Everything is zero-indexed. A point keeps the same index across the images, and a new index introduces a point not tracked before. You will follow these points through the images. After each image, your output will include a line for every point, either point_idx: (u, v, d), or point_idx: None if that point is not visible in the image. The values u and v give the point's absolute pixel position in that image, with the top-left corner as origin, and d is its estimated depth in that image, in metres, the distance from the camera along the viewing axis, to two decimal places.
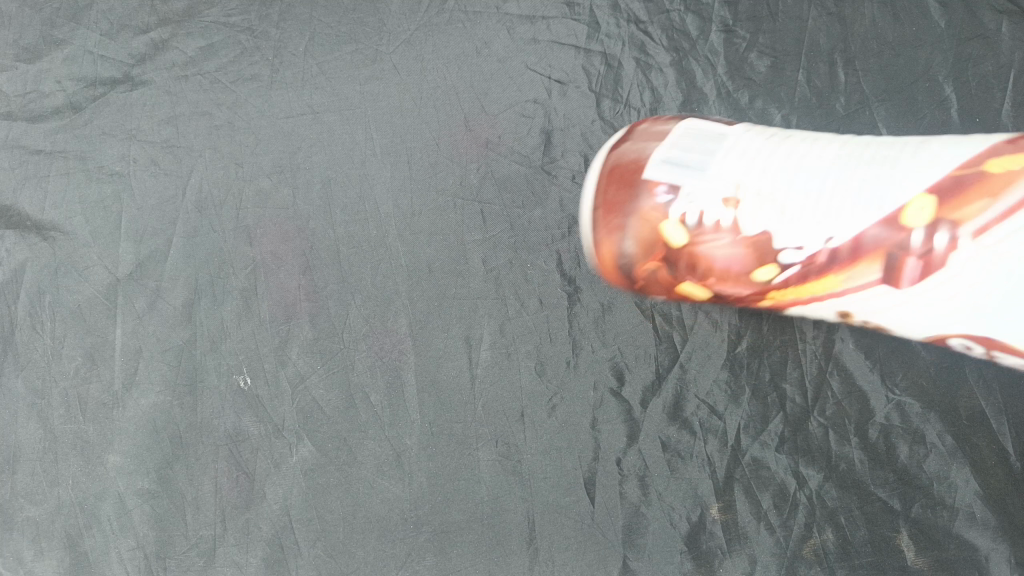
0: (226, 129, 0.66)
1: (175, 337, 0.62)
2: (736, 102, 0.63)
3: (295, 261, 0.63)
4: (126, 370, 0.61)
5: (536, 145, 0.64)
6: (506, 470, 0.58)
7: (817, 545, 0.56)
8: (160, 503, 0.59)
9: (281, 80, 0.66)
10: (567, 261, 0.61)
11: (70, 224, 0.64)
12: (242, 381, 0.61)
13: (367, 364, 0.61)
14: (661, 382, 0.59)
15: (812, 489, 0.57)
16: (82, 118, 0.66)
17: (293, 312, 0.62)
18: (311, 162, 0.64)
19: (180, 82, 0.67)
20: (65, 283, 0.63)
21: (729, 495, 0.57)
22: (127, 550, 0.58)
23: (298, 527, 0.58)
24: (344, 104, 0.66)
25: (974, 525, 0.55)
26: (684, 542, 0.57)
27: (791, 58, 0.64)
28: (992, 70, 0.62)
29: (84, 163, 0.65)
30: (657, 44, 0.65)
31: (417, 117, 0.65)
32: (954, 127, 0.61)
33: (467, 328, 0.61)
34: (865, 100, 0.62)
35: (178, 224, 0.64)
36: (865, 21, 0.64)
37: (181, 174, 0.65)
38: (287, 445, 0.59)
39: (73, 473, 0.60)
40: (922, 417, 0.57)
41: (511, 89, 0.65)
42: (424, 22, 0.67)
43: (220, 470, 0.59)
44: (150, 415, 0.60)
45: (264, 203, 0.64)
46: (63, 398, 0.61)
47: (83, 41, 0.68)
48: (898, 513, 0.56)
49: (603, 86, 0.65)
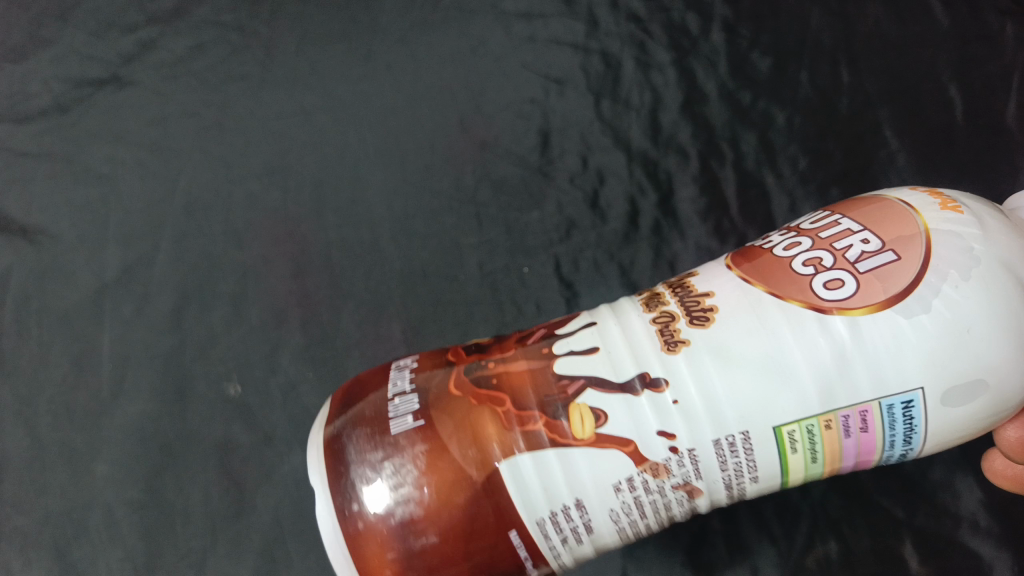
0: (215, 130, 0.64)
1: (164, 343, 0.60)
2: (738, 102, 0.62)
3: (286, 265, 0.61)
4: (114, 377, 0.60)
5: (534, 146, 0.62)
6: None
7: (820, 556, 0.55)
8: (149, 513, 0.57)
9: (272, 79, 0.65)
10: (566, 265, 0.59)
11: (59, 227, 0.63)
12: (233, 389, 0.59)
13: (359, 371, 0.58)
14: None
15: (815, 498, 0.56)
16: (69, 119, 0.65)
17: (285, 318, 0.60)
18: (302, 163, 0.63)
19: (168, 82, 0.65)
20: (51, 287, 0.61)
21: (731, 505, 0.56)
22: (114, 562, 0.56)
23: (289, 538, 0.56)
24: (335, 103, 0.64)
25: (977, 534, 0.54)
26: (686, 553, 0.55)
27: (792, 59, 0.63)
28: (996, 71, 0.60)
29: (71, 164, 0.64)
30: (657, 42, 0.64)
31: (411, 118, 0.64)
32: (958, 127, 0.59)
33: (463, 335, 0.58)
34: (869, 101, 0.61)
35: (167, 227, 0.62)
36: (869, 21, 0.63)
37: (170, 176, 0.63)
38: (277, 454, 0.58)
39: (59, 483, 0.58)
40: None
41: (507, 88, 0.64)
42: (418, 21, 0.66)
43: (211, 480, 0.58)
44: (140, 422, 0.59)
45: (254, 206, 0.63)
46: (50, 405, 0.59)
47: (70, 41, 0.66)
48: (901, 523, 0.55)
49: (602, 86, 0.63)
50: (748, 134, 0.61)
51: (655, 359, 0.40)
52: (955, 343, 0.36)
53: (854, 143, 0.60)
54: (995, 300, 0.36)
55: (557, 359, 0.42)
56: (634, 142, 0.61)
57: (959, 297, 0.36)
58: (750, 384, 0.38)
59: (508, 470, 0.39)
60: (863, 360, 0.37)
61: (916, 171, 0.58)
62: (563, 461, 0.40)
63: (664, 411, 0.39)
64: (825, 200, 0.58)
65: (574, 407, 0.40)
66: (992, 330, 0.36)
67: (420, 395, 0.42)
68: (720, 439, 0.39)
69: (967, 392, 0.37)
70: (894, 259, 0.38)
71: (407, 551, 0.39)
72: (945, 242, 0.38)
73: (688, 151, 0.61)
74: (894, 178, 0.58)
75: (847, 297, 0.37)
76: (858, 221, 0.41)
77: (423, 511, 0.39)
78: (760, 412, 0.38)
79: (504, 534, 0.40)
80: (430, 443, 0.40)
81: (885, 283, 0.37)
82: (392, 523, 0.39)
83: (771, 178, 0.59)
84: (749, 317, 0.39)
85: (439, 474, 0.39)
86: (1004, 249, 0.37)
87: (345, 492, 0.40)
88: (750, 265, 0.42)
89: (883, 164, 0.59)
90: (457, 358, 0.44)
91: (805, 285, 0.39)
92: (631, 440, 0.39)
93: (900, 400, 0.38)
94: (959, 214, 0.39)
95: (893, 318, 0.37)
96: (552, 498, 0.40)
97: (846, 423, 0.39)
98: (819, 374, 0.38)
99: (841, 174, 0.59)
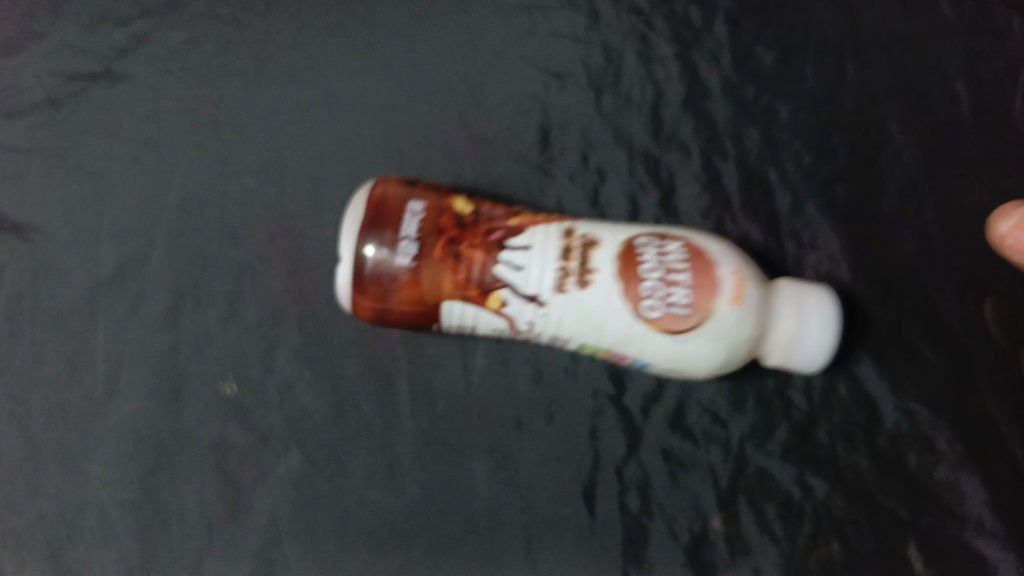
0: (210, 126, 0.63)
1: (159, 341, 0.59)
2: (741, 97, 0.62)
3: (282, 263, 0.60)
4: (108, 376, 0.59)
5: (533, 142, 0.62)
6: (503, 480, 0.57)
7: (823, 557, 0.55)
8: (145, 514, 0.57)
9: (267, 74, 0.64)
10: None
11: (51, 224, 0.62)
12: (228, 388, 0.58)
13: (357, 371, 0.59)
14: (662, 390, 0.58)
15: (818, 499, 0.56)
16: (62, 114, 0.64)
17: (281, 317, 0.60)
18: (298, 160, 0.62)
19: (163, 76, 0.64)
20: (44, 285, 0.60)
21: (733, 506, 0.56)
22: (107, 564, 0.56)
23: (285, 539, 0.55)
24: (332, 99, 0.63)
25: (983, 535, 0.54)
26: (686, 555, 0.55)
27: (797, 53, 0.62)
28: (1002, 66, 0.61)
29: (65, 160, 0.63)
30: (659, 36, 0.63)
31: (409, 114, 0.63)
32: (965, 124, 0.60)
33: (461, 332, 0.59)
34: (875, 96, 0.61)
35: (162, 223, 0.61)
36: (874, 14, 0.63)
37: (165, 172, 0.62)
38: (273, 454, 0.57)
39: (53, 483, 0.57)
40: (932, 425, 0.57)
41: (507, 83, 0.63)
42: (416, 14, 0.64)
43: (206, 480, 0.57)
44: (134, 422, 0.58)
45: (250, 203, 0.62)
46: (43, 405, 0.58)
47: (65, 35, 0.65)
48: (906, 524, 0.55)
49: (603, 80, 0.62)
50: (752, 130, 0.61)
51: (547, 290, 0.49)
52: (679, 363, 0.49)
53: (858, 140, 0.61)
54: (716, 359, 0.48)
55: (498, 262, 0.50)
56: (636, 137, 0.61)
57: (699, 351, 0.48)
58: (561, 330, 0.50)
59: (446, 310, 0.51)
60: (619, 347, 0.50)
61: (921, 168, 0.60)
62: (474, 314, 0.51)
63: (531, 316, 0.50)
64: (829, 197, 0.60)
65: (492, 294, 0.50)
66: (703, 373, 0.49)
67: (419, 241, 0.49)
68: (553, 337, 0.51)
69: (677, 376, 0.51)
70: (685, 310, 0.47)
71: (382, 301, 0.50)
72: (717, 321, 0.47)
73: (690, 148, 0.61)
74: (900, 176, 0.60)
75: (649, 317, 0.47)
76: (694, 267, 0.48)
77: (394, 304, 0.50)
78: (574, 338, 0.51)
79: (426, 325, 0.53)
80: (416, 270, 0.49)
81: (671, 322, 0.47)
82: (376, 299, 0.50)
83: (774, 175, 0.60)
84: (599, 296, 0.49)
85: (410, 290, 0.49)
86: (744, 341, 0.48)
87: (359, 265, 0.49)
88: (626, 258, 0.49)
89: (888, 162, 0.60)
90: (454, 224, 0.51)
91: (634, 300, 0.48)
92: (506, 320, 0.51)
93: (640, 362, 0.51)
94: (741, 307, 0.47)
95: (654, 342, 0.48)
96: (463, 322, 0.52)
97: (615, 355, 0.51)
98: (601, 334, 0.50)
99: (845, 171, 0.60)
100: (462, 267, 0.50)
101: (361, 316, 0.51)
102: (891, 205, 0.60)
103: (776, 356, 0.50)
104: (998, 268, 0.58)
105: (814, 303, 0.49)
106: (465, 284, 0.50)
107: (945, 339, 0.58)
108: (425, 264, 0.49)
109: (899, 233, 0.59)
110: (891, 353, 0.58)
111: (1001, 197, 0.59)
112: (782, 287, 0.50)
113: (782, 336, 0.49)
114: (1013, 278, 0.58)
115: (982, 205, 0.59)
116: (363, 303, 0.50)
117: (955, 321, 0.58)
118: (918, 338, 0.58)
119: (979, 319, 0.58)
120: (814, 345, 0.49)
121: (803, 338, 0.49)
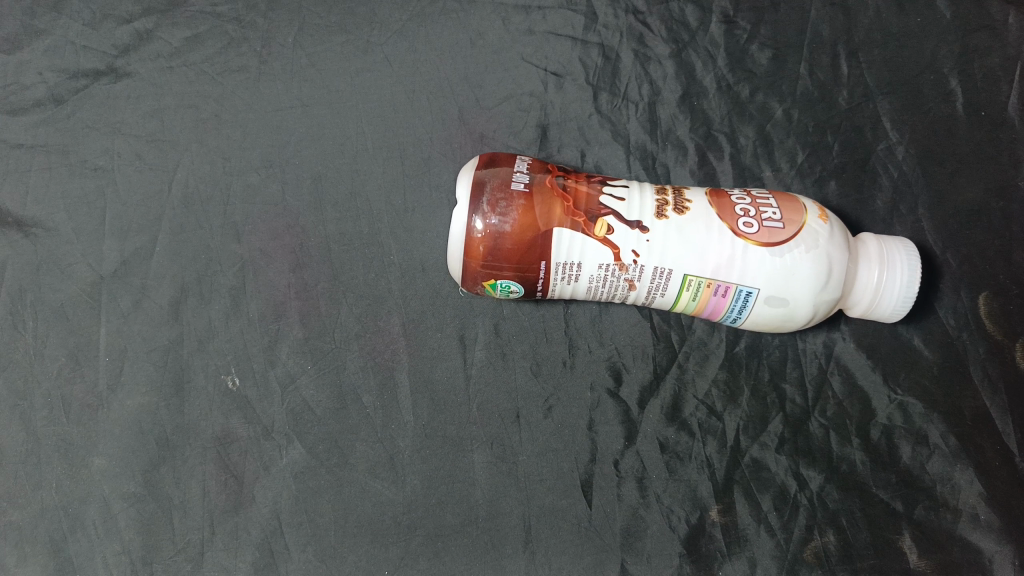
0: (213, 123, 0.64)
1: (162, 336, 0.60)
2: (736, 95, 0.63)
3: (284, 258, 0.61)
4: (111, 371, 0.59)
5: (532, 140, 0.63)
6: (502, 472, 0.58)
7: (818, 548, 0.56)
8: (147, 507, 0.57)
9: (270, 72, 0.64)
10: None
11: (54, 220, 0.62)
12: (230, 382, 0.59)
13: (358, 365, 0.59)
14: (659, 382, 0.59)
15: (812, 490, 0.57)
16: (65, 110, 0.64)
17: (283, 312, 0.60)
18: (300, 157, 0.63)
19: (166, 74, 0.64)
20: (47, 281, 0.61)
21: (728, 498, 0.57)
22: (112, 555, 0.57)
23: (288, 531, 0.57)
24: (334, 97, 0.64)
25: (977, 527, 0.56)
26: (683, 545, 0.56)
27: (792, 51, 0.63)
28: (999, 62, 0.61)
29: (66, 156, 0.63)
30: (657, 35, 0.64)
31: (409, 111, 0.64)
32: (959, 120, 0.61)
33: (461, 327, 0.60)
34: (869, 93, 0.62)
35: (164, 220, 0.62)
36: (870, 12, 0.63)
37: (167, 169, 0.63)
38: (276, 447, 0.58)
39: (56, 476, 0.58)
40: (925, 418, 0.58)
41: (507, 81, 0.64)
42: (417, 12, 0.65)
43: (208, 473, 0.58)
44: (136, 416, 0.59)
45: (252, 199, 0.62)
46: (46, 399, 0.59)
47: (65, 30, 0.65)
48: (900, 515, 0.57)
49: (601, 79, 0.63)
50: (747, 129, 0.63)
51: (650, 214, 0.52)
52: (783, 280, 0.50)
53: (851, 138, 0.62)
54: (815, 271, 0.50)
55: (605, 194, 0.53)
56: (633, 135, 0.63)
57: (800, 259, 0.50)
58: (674, 256, 0.51)
59: (556, 237, 0.51)
60: (730, 269, 0.51)
61: (914, 165, 0.61)
62: (581, 244, 0.51)
63: (636, 243, 0.51)
64: (822, 194, 0.62)
65: (600, 221, 0.51)
66: (809, 285, 0.50)
67: (530, 175, 0.52)
68: (657, 270, 0.52)
69: (776, 305, 0.51)
70: (778, 224, 0.51)
71: (496, 232, 0.50)
72: (810, 231, 0.51)
73: (686, 145, 0.62)
74: (894, 172, 0.61)
75: (747, 233, 0.51)
76: (778, 198, 0.53)
77: (509, 231, 0.50)
78: (676, 267, 0.51)
79: (533, 266, 0.51)
80: (528, 196, 0.51)
81: (768, 234, 0.50)
82: (489, 226, 0.50)
83: (768, 172, 0.62)
84: (698, 219, 0.52)
85: (524, 214, 0.50)
86: (840, 256, 0.51)
87: (479, 199, 0.51)
88: (715, 196, 0.53)
89: (883, 158, 0.62)
90: (552, 169, 0.54)
91: (731, 220, 0.51)
92: (616, 247, 0.51)
93: (742, 291, 0.51)
94: (829, 224, 0.52)
95: (762, 255, 0.50)
96: (569, 258, 0.52)
97: (716, 288, 0.52)
98: (717, 256, 0.51)
99: (839, 168, 0.62)
100: (571, 196, 0.52)
101: (472, 262, 0.51)
102: (884, 201, 0.61)
103: (863, 302, 0.54)
104: (991, 262, 0.60)
105: (891, 238, 0.55)
106: (573, 210, 0.51)
107: (939, 333, 0.59)
108: (538, 192, 0.51)
109: (892, 228, 0.61)
110: (885, 347, 0.60)
111: (995, 192, 0.60)
112: (866, 236, 0.55)
113: (867, 282, 0.53)
114: (1007, 273, 0.59)
115: (977, 200, 0.60)
116: (469, 244, 0.51)
117: (949, 315, 0.59)
118: (911, 331, 0.60)
119: (973, 313, 0.59)
120: (903, 284, 0.53)
121: (888, 283, 0.53)
